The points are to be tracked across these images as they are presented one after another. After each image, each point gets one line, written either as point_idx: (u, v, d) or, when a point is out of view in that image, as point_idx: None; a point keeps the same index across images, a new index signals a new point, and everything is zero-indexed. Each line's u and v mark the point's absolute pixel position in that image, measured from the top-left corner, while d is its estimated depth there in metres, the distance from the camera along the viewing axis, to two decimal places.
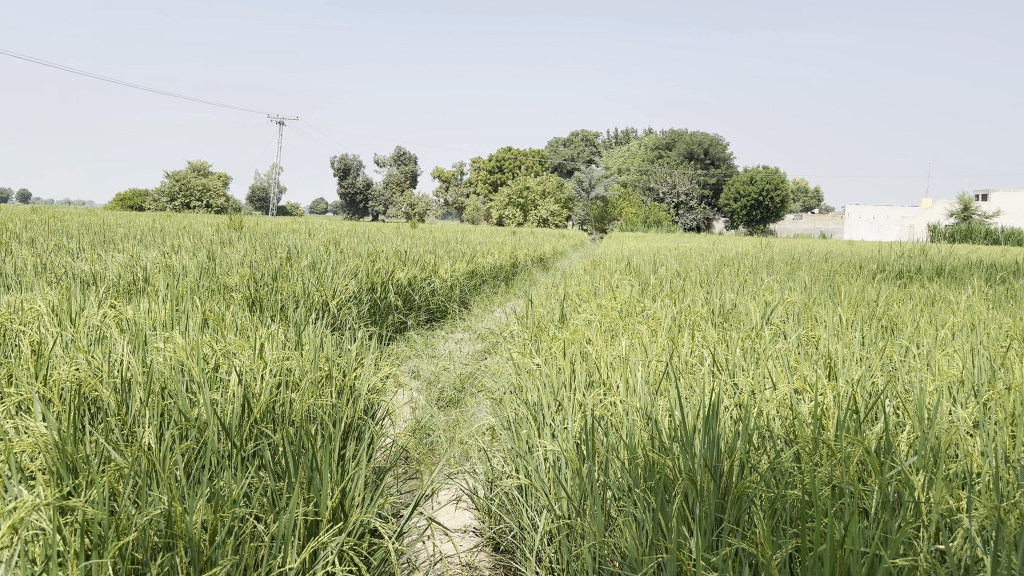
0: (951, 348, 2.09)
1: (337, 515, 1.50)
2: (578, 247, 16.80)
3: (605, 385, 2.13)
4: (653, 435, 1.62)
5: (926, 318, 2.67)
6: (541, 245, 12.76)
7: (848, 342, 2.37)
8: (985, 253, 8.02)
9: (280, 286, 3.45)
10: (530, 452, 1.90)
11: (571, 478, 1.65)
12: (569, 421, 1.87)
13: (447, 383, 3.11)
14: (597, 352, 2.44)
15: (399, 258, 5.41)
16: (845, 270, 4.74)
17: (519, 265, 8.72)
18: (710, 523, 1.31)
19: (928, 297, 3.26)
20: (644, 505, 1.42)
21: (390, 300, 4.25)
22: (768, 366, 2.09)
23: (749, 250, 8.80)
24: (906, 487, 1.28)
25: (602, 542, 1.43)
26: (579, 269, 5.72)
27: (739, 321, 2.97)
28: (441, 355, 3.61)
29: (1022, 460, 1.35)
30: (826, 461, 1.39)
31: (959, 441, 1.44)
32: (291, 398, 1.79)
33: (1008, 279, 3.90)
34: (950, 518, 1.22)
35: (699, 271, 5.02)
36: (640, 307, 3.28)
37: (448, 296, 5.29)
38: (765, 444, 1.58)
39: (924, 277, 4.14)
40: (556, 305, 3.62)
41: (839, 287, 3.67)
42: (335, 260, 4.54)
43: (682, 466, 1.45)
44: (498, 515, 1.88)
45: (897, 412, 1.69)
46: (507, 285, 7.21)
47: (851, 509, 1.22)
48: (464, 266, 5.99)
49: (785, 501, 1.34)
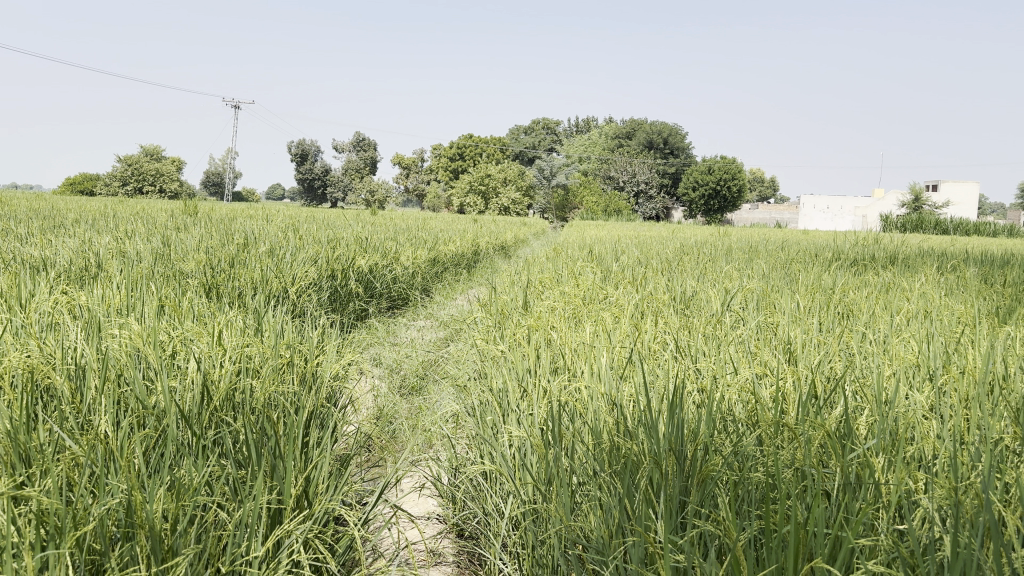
0: (907, 334, 2.14)
1: (302, 503, 1.48)
2: (538, 235, 16.86)
3: (570, 371, 2.14)
4: (619, 421, 1.63)
5: (881, 304, 2.73)
6: (502, 233, 12.77)
7: (806, 328, 2.41)
8: (937, 243, 8.20)
9: (238, 273, 3.39)
10: (494, 438, 1.90)
11: (537, 463, 1.66)
12: (534, 408, 1.87)
13: (410, 370, 3.08)
14: (561, 339, 2.44)
15: (359, 245, 5.37)
16: (801, 258, 4.82)
17: (480, 252, 8.70)
18: (675, 506, 1.32)
19: (883, 285, 3.33)
20: (610, 489, 1.43)
21: (351, 287, 4.21)
22: (729, 352, 2.12)
23: (707, 238, 8.92)
24: (867, 469, 1.30)
25: (568, 527, 1.44)
26: (541, 257, 5.75)
27: (700, 307, 3.00)
28: (404, 342, 3.59)
29: (977, 442, 1.39)
30: (788, 444, 1.41)
31: (916, 424, 1.47)
32: (251, 385, 1.76)
33: (958, 268, 4.00)
34: (909, 499, 1.24)
35: (659, 259, 5.06)
36: (603, 295, 3.30)
37: (410, 283, 5.26)
38: (728, 428, 1.60)
39: (878, 265, 4.23)
40: (519, 292, 3.62)
41: (796, 275, 3.73)
42: (294, 246, 4.48)
43: (647, 450, 1.46)
44: (463, 501, 1.87)
45: (856, 395, 1.73)
46: (469, 273, 7.20)
47: (813, 491, 1.24)
48: (425, 254, 5.96)
49: (749, 484, 1.35)
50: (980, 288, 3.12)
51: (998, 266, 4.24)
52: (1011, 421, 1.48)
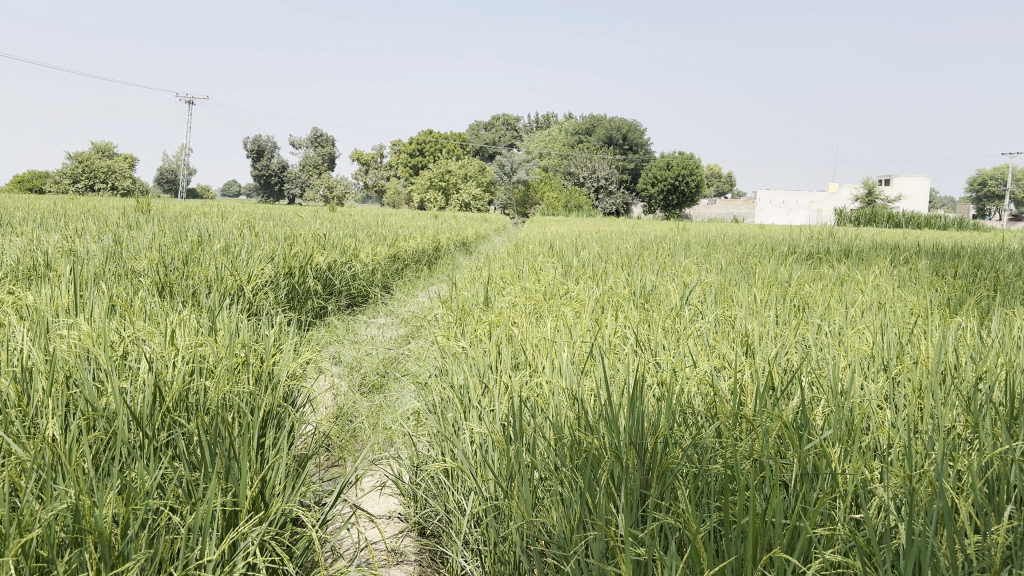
0: (862, 325, 2.17)
1: (258, 504, 1.45)
2: (499, 231, 16.85)
3: (531, 366, 2.13)
4: (580, 415, 1.63)
5: (836, 297, 2.77)
6: (463, 229, 12.73)
7: (763, 321, 2.44)
8: (890, 236, 8.38)
9: (192, 271, 3.32)
10: (455, 435, 1.88)
11: (498, 459, 1.64)
12: (495, 404, 1.86)
13: (371, 367, 3.05)
14: (523, 334, 2.43)
15: (317, 242, 5.30)
16: (757, 252, 4.88)
17: (441, 249, 8.65)
18: (636, 499, 1.32)
19: (838, 278, 3.39)
20: (571, 485, 1.42)
21: (309, 284, 4.14)
22: (688, 346, 2.14)
23: (666, 233, 8.99)
24: (823, 459, 1.32)
25: (530, 523, 1.43)
26: (502, 253, 5.73)
27: (660, 301, 3.02)
28: (364, 340, 3.54)
29: (930, 431, 1.41)
30: (746, 436, 1.42)
31: (871, 414, 1.50)
32: (205, 385, 1.72)
33: (910, 261, 4.08)
34: (865, 487, 1.26)
35: (620, 254, 5.08)
36: (564, 290, 3.30)
37: (370, 280, 5.21)
38: (688, 420, 1.61)
39: (833, 258, 4.30)
40: (480, 288, 3.61)
41: (753, 269, 3.77)
42: (250, 243, 4.41)
43: (608, 444, 1.46)
44: (425, 499, 1.85)
45: (812, 386, 1.75)
46: (429, 270, 7.16)
47: (771, 482, 1.25)
48: (385, 251, 5.91)
49: (709, 476, 1.36)
50: (931, 280, 3.19)
51: (948, 258, 4.34)
52: (961, 410, 1.51)
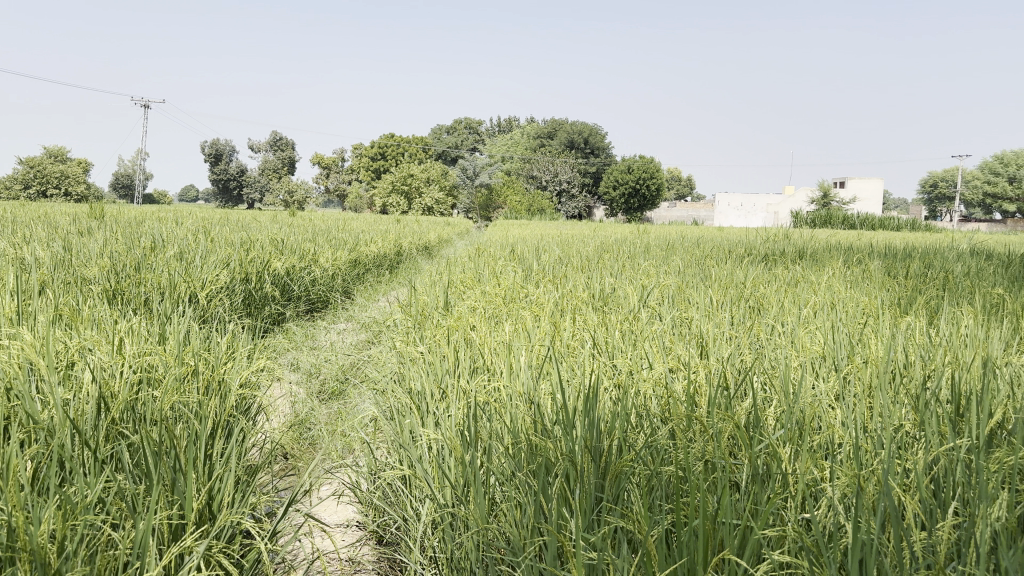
0: (814, 326, 2.20)
1: (205, 517, 1.42)
2: (462, 235, 16.82)
3: (489, 371, 2.12)
4: (536, 420, 1.62)
5: (790, 298, 2.80)
6: (425, 232, 12.68)
7: (718, 322, 2.46)
8: (845, 238, 8.53)
9: (145, 278, 3.25)
10: (411, 440, 1.86)
11: (454, 466, 1.63)
12: (452, 409, 1.85)
13: (329, 373, 3.00)
14: (481, 339, 2.42)
15: (275, 247, 5.23)
16: (715, 254, 4.93)
17: (403, 253, 8.60)
18: (590, 503, 1.32)
19: (792, 279, 3.43)
20: (525, 489, 1.41)
21: (266, 290, 4.08)
22: (645, 348, 2.14)
23: (626, 236, 9.03)
24: (774, 459, 1.33)
25: (485, 529, 1.41)
26: (463, 257, 5.71)
27: (618, 304, 3.03)
28: (322, 346, 3.50)
29: (879, 430, 1.43)
30: (699, 437, 1.43)
31: (821, 414, 1.51)
32: (153, 396, 1.68)
33: (863, 262, 4.15)
34: (814, 487, 1.27)
35: (580, 257, 5.10)
36: (523, 294, 3.30)
37: (330, 285, 5.15)
38: (643, 423, 1.61)
39: (788, 260, 4.37)
40: (440, 291, 3.59)
41: (710, 271, 3.81)
42: (205, 249, 4.33)
43: (563, 448, 1.46)
44: (382, 507, 1.83)
45: (765, 387, 1.76)
46: (391, 274, 7.11)
47: (723, 483, 1.26)
48: (345, 256, 5.85)
49: (662, 478, 1.36)
50: (882, 280, 3.25)
51: (898, 259, 4.43)
52: (909, 408, 1.53)
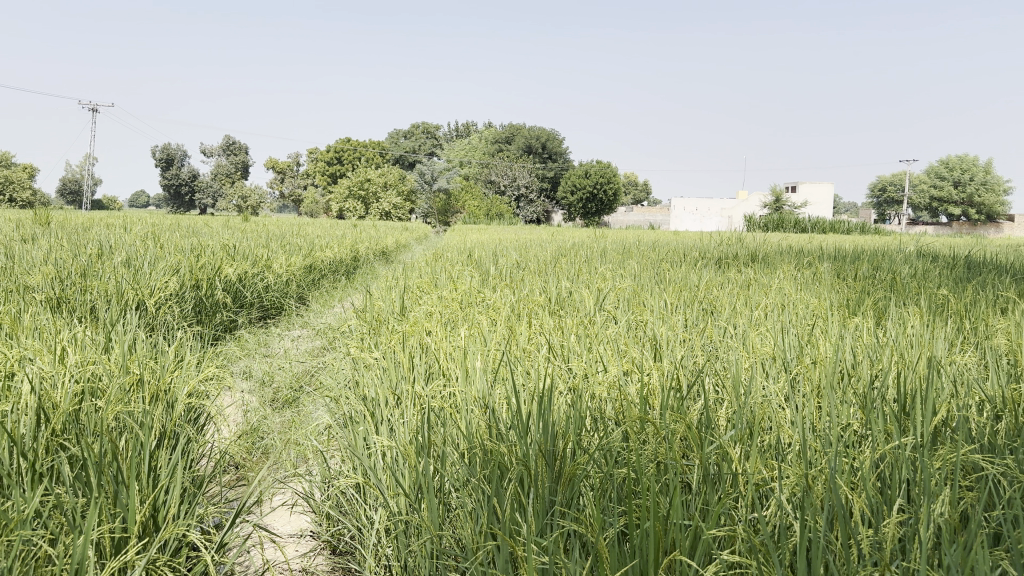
0: (765, 328, 2.23)
1: (149, 530, 1.38)
2: (419, 240, 16.74)
3: (445, 376, 2.11)
4: (490, 424, 1.61)
5: (742, 301, 2.83)
6: (383, 237, 12.59)
7: (672, 325, 2.49)
8: (795, 241, 8.70)
9: (90, 285, 3.16)
10: (364, 447, 1.83)
11: (407, 473, 1.60)
12: (406, 415, 1.83)
13: (283, 382, 2.95)
14: (436, 344, 2.40)
15: (227, 253, 5.14)
16: (671, 258, 4.98)
17: (359, 259, 8.52)
18: (543, 507, 1.31)
19: (744, 282, 3.48)
20: (479, 495, 1.40)
21: (217, 297, 4.00)
22: (601, 351, 2.15)
23: (583, 240, 9.07)
24: (725, 460, 1.34)
25: (438, 536, 1.39)
26: (420, 261, 5.67)
27: (574, 307, 3.04)
28: (276, 354, 3.44)
29: (827, 429, 1.45)
30: (652, 439, 1.43)
31: (771, 414, 1.53)
32: (96, 406, 1.64)
33: (813, 265, 4.24)
34: (764, 487, 1.28)
35: (537, 262, 5.11)
36: (480, 298, 3.30)
37: (284, 292, 5.07)
38: (597, 425, 1.61)
39: (740, 263, 4.43)
40: (395, 297, 3.56)
41: (665, 274, 3.85)
42: (153, 255, 4.23)
43: (517, 453, 1.45)
44: (335, 516, 1.79)
45: (718, 388, 1.78)
46: (348, 279, 7.04)
47: (675, 484, 1.26)
48: (299, 261, 5.77)
49: (615, 481, 1.36)
50: (832, 282, 3.31)
51: (846, 261, 4.53)
52: (857, 407, 1.56)
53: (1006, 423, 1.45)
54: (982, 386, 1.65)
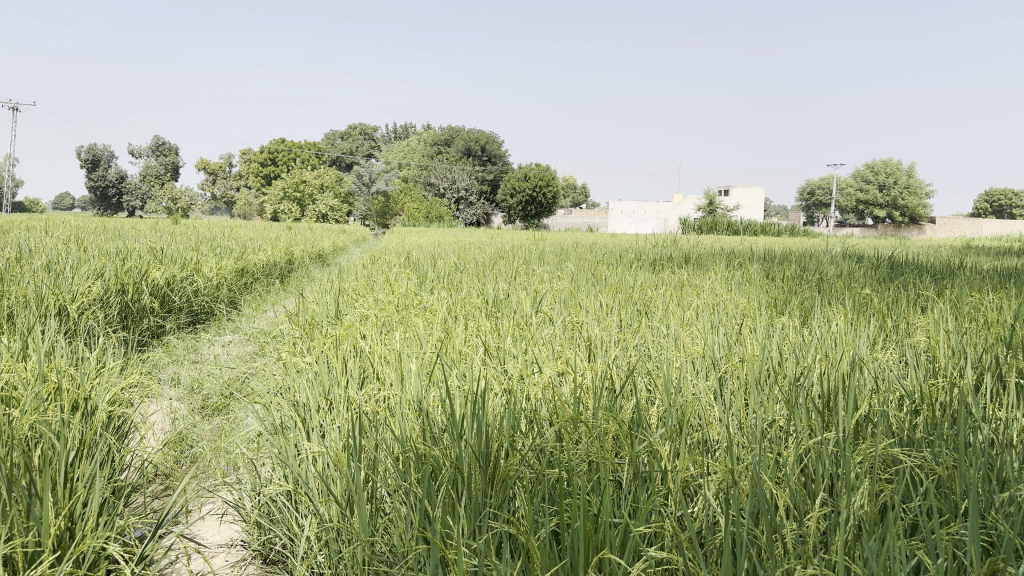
0: (696, 328, 2.27)
1: (64, 543, 1.33)
2: (357, 242, 16.54)
3: (378, 379, 2.08)
4: (423, 427, 1.60)
5: (675, 301, 2.88)
6: (320, 240, 12.41)
7: (607, 325, 2.51)
8: (724, 244, 8.87)
9: (7, 291, 3.03)
10: (294, 453, 1.79)
11: (337, 478, 1.57)
12: (338, 420, 1.79)
13: (212, 388, 2.86)
14: (370, 348, 2.36)
15: (155, 256, 4.98)
16: (608, 259, 5.05)
17: (295, 262, 8.38)
18: (475, 509, 1.30)
19: (678, 283, 3.54)
20: (411, 498, 1.38)
21: (144, 302, 3.88)
22: (536, 352, 2.15)
23: (521, 242, 9.10)
24: (655, 457, 1.35)
25: (369, 540, 1.37)
26: (357, 264, 5.61)
27: (511, 308, 3.05)
28: (206, 359, 3.35)
29: (755, 425, 1.48)
30: (583, 438, 1.44)
31: (701, 411, 1.55)
32: (8, 415, 1.57)
33: (744, 266, 4.35)
34: (692, 484, 1.30)
35: (475, 264, 5.12)
36: (416, 300, 3.28)
37: (213, 296, 4.94)
38: (530, 426, 1.61)
39: (675, 265, 4.49)
40: (330, 300, 3.51)
41: (601, 275, 3.89)
42: (76, 259, 4.08)
43: (449, 455, 1.44)
44: (264, 524, 1.74)
45: (650, 386, 1.80)
46: (282, 283, 6.91)
47: (605, 483, 1.27)
48: (231, 265, 5.64)
49: (547, 481, 1.36)
50: (761, 282, 3.39)
51: (776, 262, 4.64)
52: (782, 403, 1.59)
53: (923, 418, 1.50)
54: (902, 382, 1.71)
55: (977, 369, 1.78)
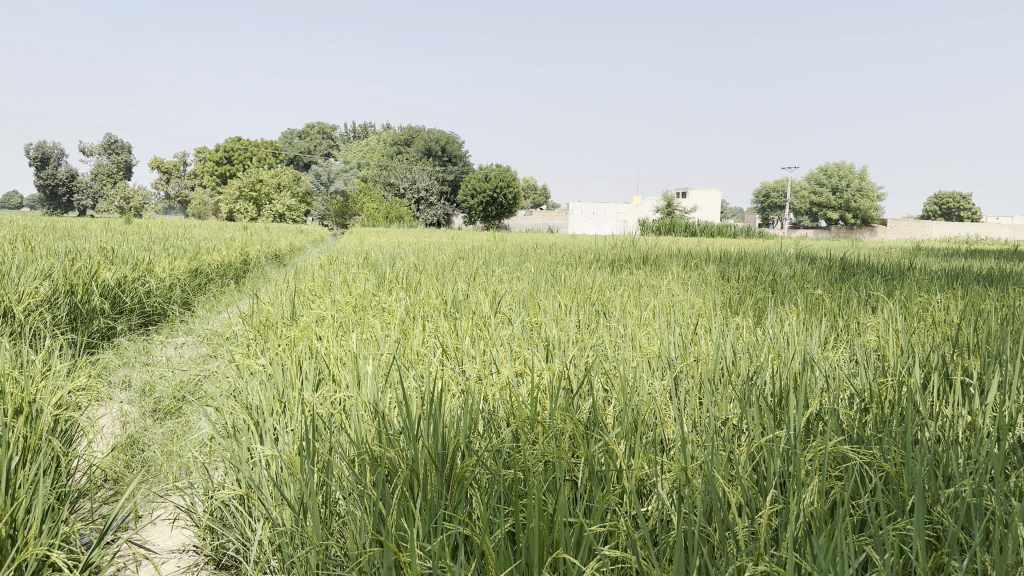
0: (653, 328, 2.29)
1: (5, 551, 1.29)
2: (315, 242, 16.37)
3: (334, 380, 2.06)
4: (379, 429, 1.58)
5: (632, 301, 2.91)
6: (277, 240, 12.26)
7: (565, 325, 2.52)
8: (682, 245, 8.99)
9: None
10: (247, 457, 1.76)
11: (290, 481, 1.55)
12: (293, 423, 1.77)
13: (165, 391, 2.80)
14: (326, 349, 2.34)
15: (105, 257, 4.87)
16: (567, 260, 5.09)
17: (250, 262, 8.27)
18: (431, 511, 1.29)
19: (635, 283, 3.58)
20: (365, 500, 1.37)
21: (94, 303, 3.79)
22: (494, 352, 2.15)
23: (480, 243, 9.09)
24: (611, 457, 1.36)
25: (323, 543, 1.35)
26: (315, 264, 5.55)
27: (469, 309, 3.05)
28: (158, 361, 3.28)
29: (709, 424, 1.49)
30: (539, 439, 1.44)
31: (656, 411, 1.57)
32: None
33: (701, 266, 4.41)
34: (646, 483, 1.31)
35: (434, 264, 5.10)
36: (375, 301, 3.26)
37: (167, 297, 4.84)
38: (487, 427, 1.60)
39: (632, 266, 4.54)
40: (286, 300, 3.47)
41: (560, 276, 3.91)
42: (22, 259, 3.97)
43: (405, 457, 1.43)
44: (217, 529, 1.71)
45: (606, 386, 1.81)
46: (237, 284, 6.81)
47: (561, 483, 1.27)
48: (185, 265, 5.53)
49: (502, 481, 1.36)
50: (717, 283, 3.44)
51: (731, 263, 4.72)
52: (736, 402, 1.61)
53: (871, 416, 1.53)
54: (852, 381, 1.74)
55: (924, 368, 1.82)
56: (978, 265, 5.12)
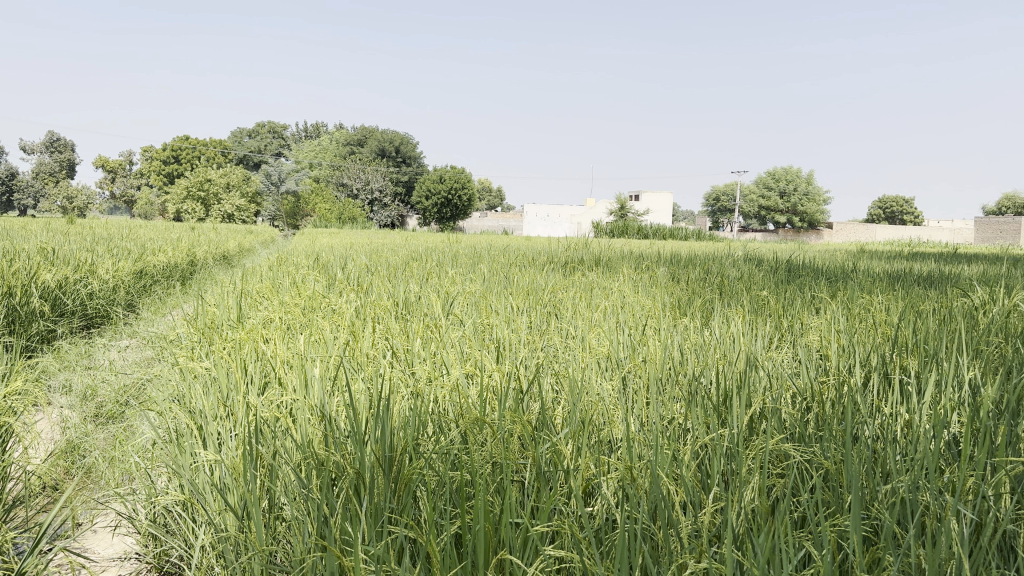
0: (602, 329, 2.31)
1: None
2: (266, 243, 16.13)
3: (281, 383, 2.03)
4: (325, 433, 1.56)
5: (583, 303, 2.94)
6: (226, 241, 12.05)
7: (515, 326, 2.53)
8: (632, 246, 9.16)
9: None
10: (191, 461, 1.73)
11: (233, 486, 1.52)
12: (237, 426, 1.74)
13: (107, 395, 2.73)
14: (274, 351, 2.31)
15: (44, 257, 4.73)
16: (519, 261, 5.11)
17: (197, 263, 8.11)
18: (376, 514, 1.28)
19: (586, 284, 3.61)
20: (310, 504, 1.35)
21: (33, 305, 3.67)
22: (443, 354, 2.15)
23: (434, 243, 9.06)
24: (557, 457, 1.36)
25: (266, 548, 1.33)
26: (265, 265, 5.48)
27: (419, 310, 3.04)
28: (100, 365, 3.20)
29: (655, 423, 1.51)
30: (487, 440, 1.44)
31: (604, 411, 1.58)
32: None
33: (651, 267, 4.48)
34: (591, 483, 1.32)
35: (387, 265, 5.08)
36: (325, 302, 3.24)
37: (110, 299, 4.72)
38: (435, 429, 1.60)
39: (584, 266, 4.57)
40: (233, 301, 3.41)
41: (511, 278, 3.94)
42: None
43: (351, 460, 1.41)
44: (160, 536, 1.67)
45: (555, 386, 1.82)
46: (183, 286, 6.67)
47: (507, 484, 1.27)
48: (129, 266, 5.41)
49: (448, 483, 1.35)
50: (665, 284, 3.48)
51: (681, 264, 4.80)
52: (681, 402, 1.63)
53: (812, 414, 1.57)
54: (794, 380, 1.78)
55: (864, 368, 1.87)
56: (917, 267, 5.30)
